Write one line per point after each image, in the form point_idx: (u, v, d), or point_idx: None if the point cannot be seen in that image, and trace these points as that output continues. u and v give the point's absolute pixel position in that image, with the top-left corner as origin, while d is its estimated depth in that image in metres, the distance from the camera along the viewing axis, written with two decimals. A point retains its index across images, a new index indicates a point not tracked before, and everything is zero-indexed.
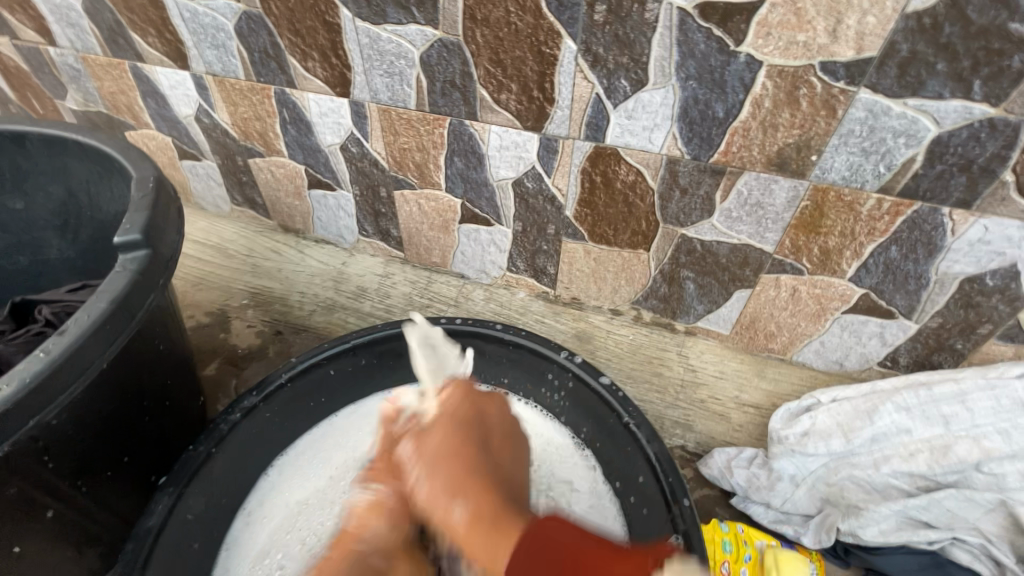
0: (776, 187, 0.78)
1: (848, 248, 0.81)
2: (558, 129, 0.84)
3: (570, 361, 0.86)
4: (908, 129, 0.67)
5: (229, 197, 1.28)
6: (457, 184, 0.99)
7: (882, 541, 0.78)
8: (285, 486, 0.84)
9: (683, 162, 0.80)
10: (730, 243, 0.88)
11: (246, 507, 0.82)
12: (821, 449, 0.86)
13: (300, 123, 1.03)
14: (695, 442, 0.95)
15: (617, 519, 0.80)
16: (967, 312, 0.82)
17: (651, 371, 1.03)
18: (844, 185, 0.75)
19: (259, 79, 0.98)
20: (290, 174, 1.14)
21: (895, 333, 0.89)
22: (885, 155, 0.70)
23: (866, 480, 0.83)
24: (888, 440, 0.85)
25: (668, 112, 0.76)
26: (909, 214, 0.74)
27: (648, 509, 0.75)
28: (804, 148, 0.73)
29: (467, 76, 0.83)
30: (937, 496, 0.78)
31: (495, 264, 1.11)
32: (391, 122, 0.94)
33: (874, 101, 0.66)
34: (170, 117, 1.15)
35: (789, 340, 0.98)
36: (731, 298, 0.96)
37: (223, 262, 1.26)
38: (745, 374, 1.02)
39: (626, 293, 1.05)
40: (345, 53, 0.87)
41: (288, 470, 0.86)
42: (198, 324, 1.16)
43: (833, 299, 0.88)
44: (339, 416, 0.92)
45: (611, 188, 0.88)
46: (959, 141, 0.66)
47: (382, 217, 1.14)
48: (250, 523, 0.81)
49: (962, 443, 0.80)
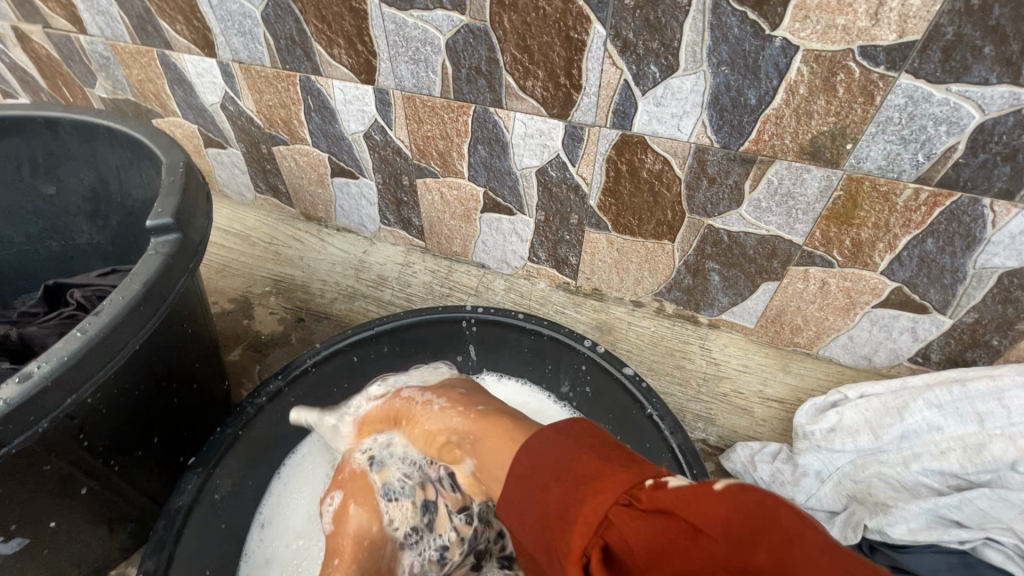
0: (808, 177, 0.76)
1: (881, 240, 0.79)
2: (584, 117, 0.83)
3: (594, 351, 0.85)
4: (951, 116, 0.65)
5: (253, 185, 1.30)
6: (480, 172, 0.99)
7: (910, 540, 0.75)
8: (289, 498, 0.83)
9: (712, 151, 0.79)
10: (758, 234, 0.86)
11: (260, 517, 0.81)
12: (849, 445, 0.85)
13: (324, 111, 1.03)
14: (718, 436, 0.95)
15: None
16: (1005, 308, 0.80)
17: (673, 364, 1.02)
18: (879, 176, 0.72)
19: (285, 66, 0.98)
20: (313, 162, 1.15)
21: (927, 329, 0.87)
22: (924, 143, 0.68)
23: (895, 478, 0.81)
24: (918, 437, 0.83)
25: (698, 99, 0.74)
26: (948, 206, 0.72)
27: None
28: (839, 137, 0.71)
29: (492, 63, 0.82)
30: (970, 495, 0.76)
31: (516, 254, 1.11)
32: (415, 109, 0.94)
33: (915, 88, 0.64)
34: (197, 106, 1.16)
35: (816, 335, 0.96)
36: (757, 290, 0.94)
37: (246, 250, 1.28)
38: (769, 369, 1.00)
39: (649, 284, 1.04)
40: (371, 40, 0.87)
41: (293, 480, 0.84)
42: (223, 311, 1.18)
43: (863, 293, 0.86)
44: None
45: (637, 177, 0.87)
46: (1004, 129, 0.64)
47: (403, 206, 1.14)
48: (263, 535, 0.80)
49: (997, 442, 0.78)
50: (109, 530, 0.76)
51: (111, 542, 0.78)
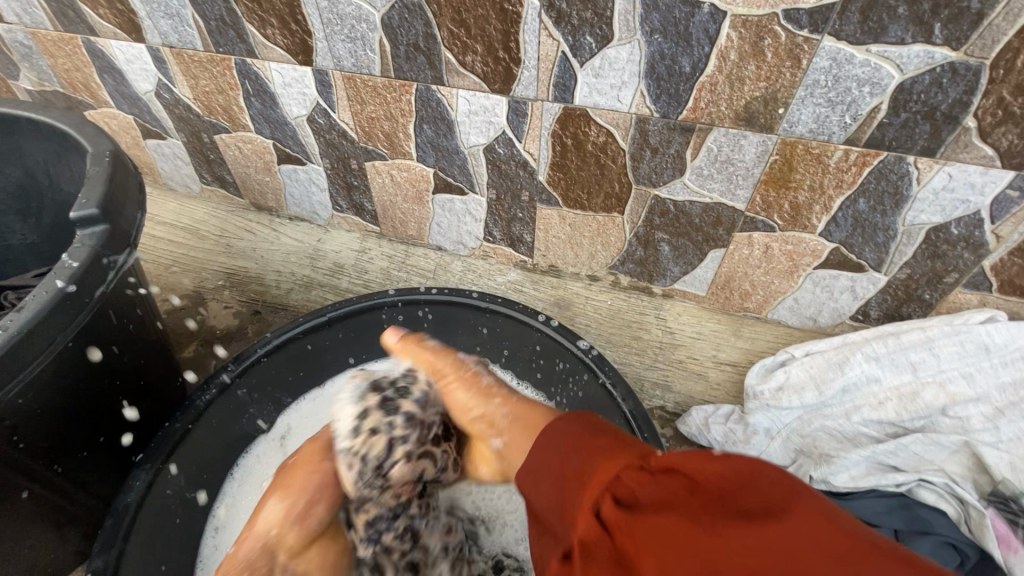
0: (746, 142, 0.77)
1: (817, 202, 0.81)
2: (526, 91, 0.82)
3: (548, 325, 0.86)
4: (872, 77, 0.67)
5: (198, 176, 1.25)
6: (429, 152, 0.98)
7: (852, 487, 0.79)
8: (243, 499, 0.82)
9: (652, 121, 0.80)
10: (703, 203, 0.88)
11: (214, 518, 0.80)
12: (795, 403, 0.88)
13: (263, 95, 1.00)
14: (675, 402, 0.97)
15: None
16: (933, 263, 0.83)
17: (630, 335, 1.04)
18: (812, 138, 0.74)
19: (219, 49, 0.95)
20: (258, 149, 1.12)
21: (865, 286, 0.90)
22: (850, 105, 0.70)
23: (838, 430, 0.85)
24: (858, 390, 0.87)
25: (635, 69, 0.75)
26: (876, 165, 0.74)
27: None
28: (771, 102, 0.72)
29: (430, 39, 0.81)
30: (904, 441, 0.81)
31: (471, 234, 1.11)
32: (357, 90, 0.92)
33: (838, 49, 0.65)
34: (130, 94, 1.11)
35: (764, 298, 0.99)
36: (706, 258, 0.97)
37: (195, 244, 1.24)
38: (722, 334, 1.03)
39: (603, 258, 1.05)
40: (304, 18, 0.85)
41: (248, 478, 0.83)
42: (174, 307, 1.14)
43: (805, 255, 0.89)
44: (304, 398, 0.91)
45: (582, 151, 0.87)
46: (922, 87, 0.66)
47: (355, 191, 1.12)
48: (218, 537, 0.79)
49: (929, 389, 0.83)
50: (59, 535, 0.74)
51: (63, 547, 0.76)
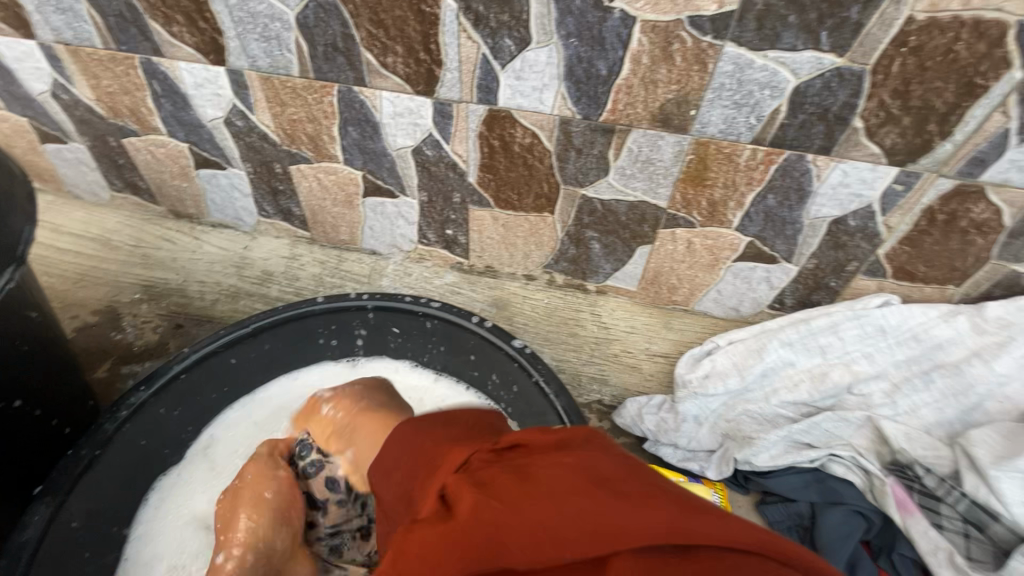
0: (663, 143, 0.81)
1: (732, 198, 0.86)
2: (450, 93, 0.82)
3: (481, 326, 0.87)
4: (771, 81, 0.71)
5: (107, 183, 1.17)
6: (356, 155, 0.96)
7: (772, 466, 0.85)
8: (152, 536, 0.73)
9: (575, 122, 0.81)
10: (628, 201, 0.91)
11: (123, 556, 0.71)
12: (719, 389, 0.93)
13: (174, 97, 0.94)
14: (611, 395, 1.00)
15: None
16: (836, 252, 0.90)
17: (567, 332, 1.06)
18: (722, 139, 0.78)
19: (121, 47, 0.89)
20: (173, 153, 1.05)
21: (780, 277, 0.96)
22: (754, 106, 0.74)
23: (757, 413, 0.91)
24: (775, 374, 0.92)
25: (554, 72, 0.76)
26: (780, 163, 0.79)
27: None
28: (683, 104, 0.76)
29: (349, 39, 0.79)
30: (816, 419, 0.87)
31: (406, 237, 1.09)
32: (275, 91, 0.89)
33: (739, 54, 0.69)
34: (22, 95, 1.02)
35: (690, 292, 1.03)
36: (634, 255, 1.00)
37: (107, 256, 1.15)
38: (654, 327, 1.07)
39: (537, 257, 1.06)
40: (213, 16, 0.81)
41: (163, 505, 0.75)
42: (84, 324, 1.07)
43: (724, 249, 0.94)
44: (232, 411, 0.84)
45: (509, 152, 0.88)
46: (815, 91, 0.71)
47: (280, 196, 1.08)
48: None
49: (837, 369, 0.89)
50: None
51: None
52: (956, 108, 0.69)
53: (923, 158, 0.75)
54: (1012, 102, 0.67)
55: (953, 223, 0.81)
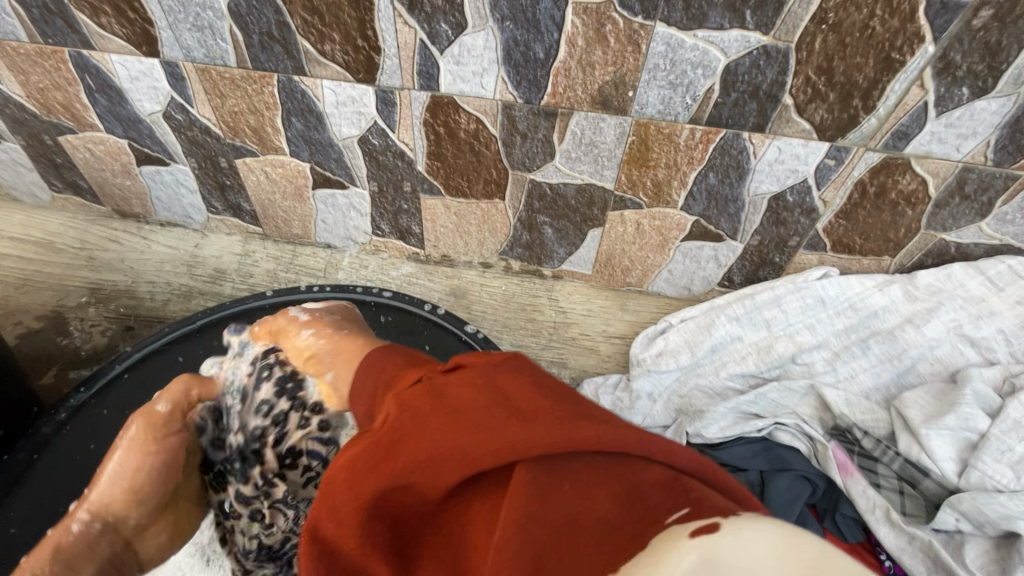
0: (604, 125, 0.82)
1: (675, 178, 0.88)
2: (391, 80, 0.82)
3: (434, 313, 0.88)
4: (702, 60, 0.72)
5: (46, 183, 1.13)
6: (302, 146, 0.94)
7: (723, 437, 0.87)
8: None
9: (517, 107, 0.82)
10: (576, 184, 0.92)
11: None
12: (672, 365, 0.95)
13: (108, 91, 0.91)
14: (570, 377, 1.02)
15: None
16: (778, 228, 0.93)
17: (525, 317, 1.07)
18: (661, 119, 0.80)
19: (47, 40, 0.86)
20: (112, 150, 1.02)
21: (726, 255, 0.99)
22: (689, 86, 0.76)
23: (708, 386, 0.93)
24: (724, 348, 0.95)
25: (493, 56, 0.76)
26: (718, 141, 0.81)
27: None
28: (620, 85, 0.77)
29: (284, 27, 0.78)
30: (762, 390, 0.90)
31: (360, 229, 1.08)
32: (213, 82, 0.87)
33: (670, 35, 0.71)
34: None
35: (643, 273, 1.05)
36: (587, 238, 1.01)
37: (50, 259, 1.12)
38: (610, 309, 1.09)
39: (492, 244, 1.06)
40: (141, 5, 0.78)
41: None
42: (29, 330, 1.03)
43: (672, 229, 0.96)
44: None
45: (456, 138, 0.88)
46: (745, 69, 0.73)
47: (228, 191, 1.06)
48: None
49: (781, 342, 0.92)
50: None
51: None
52: (877, 83, 0.72)
53: (851, 133, 0.77)
54: (928, 76, 0.70)
55: (883, 195, 0.85)
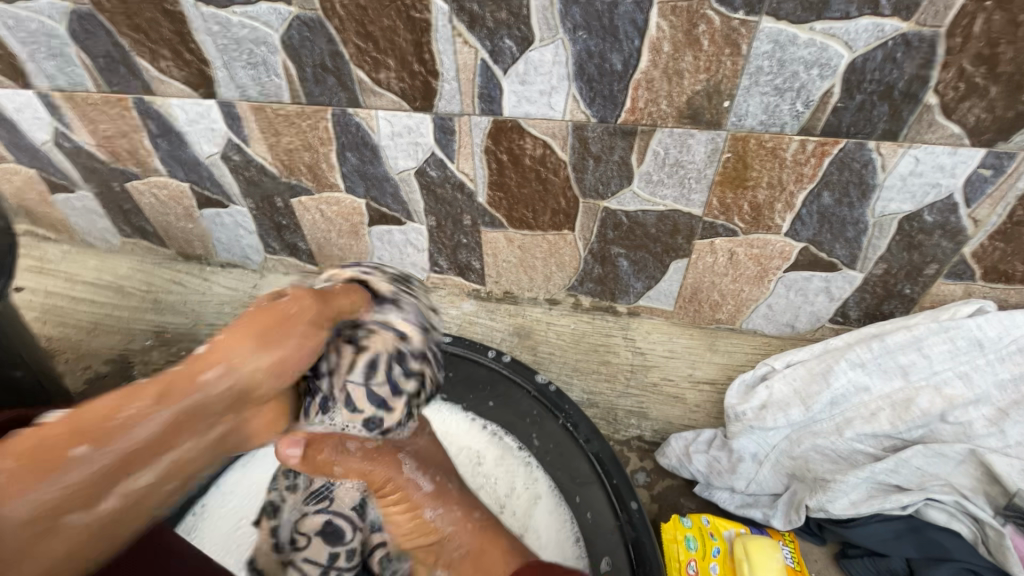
0: (693, 142, 0.70)
1: (779, 200, 0.74)
2: (450, 106, 0.75)
3: (499, 361, 0.78)
4: (820, 58, 0.60)
5: (117, 229, 1.15)
6: (357, 182, 0.89)
7: (854, 513, 0.71)
8: (205, 535, 0.74)
9: (590, 127, 0.72)
10: (657, 211, 0.80)
11: None
12: (780, 421, 0.80)
13: (170, 135, 0.91)
14: (653, 430, 0.90)
15: (574, 559, 0.64)
16: (911, 255, 0.76)
17: (598, 360, 0.95)
18: (763, 131, 0.68)
19: (112, 88, 0.86)
20: (174, 194, 1.02)
21: (841, 286, 0.83)
22: (800, 91, 0.63)
23: (830, 449, 0.77)
24: (847, 402, 0.78)
25: (563, 71, 0.68)
26: (836, 154, 0.68)
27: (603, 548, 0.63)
28: (714, 95, 0.66)
29: (337, 57, 0.73)
30: (904, 456, 0.72)
31: (417, 266, 1.02)
32: (269, 120, 0.83)
33: (779, 30, 0.59)
34: (28, 146, 1.01)
35: (736, 308, 0.91)
36: (668, 271, 0.88)
37: (119, 302, 1.12)
38: (696, 350, 0.94)
39: (560, 279, 0.96)
40: (197, 46, 0.76)
41: None
42: (96, 375, 1.02)
43: (773, 258, 0.82)
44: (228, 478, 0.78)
45: (520, 165, 0.79)
46: (875, 65, 0.59)
47: (285, 230, 1.03)
48: None
49: (925, 394, 0.74)
50: None
51: None
52: None
53: (1017, 135, 0.62)
54: None
55: None
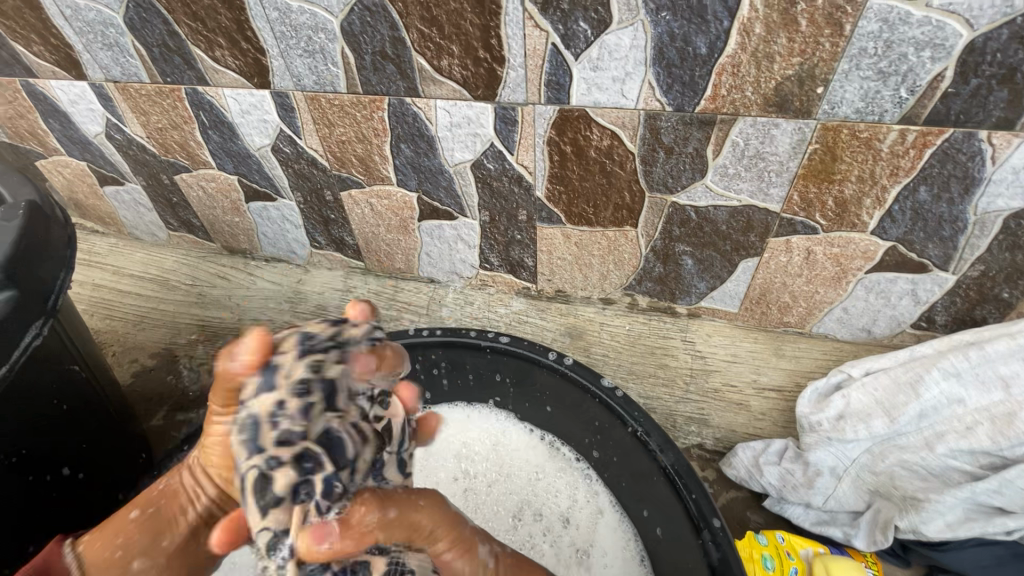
0: (778, 132, 0.65)
1: (868, 195, 0.69)
2: (514, 95, 0.71)
3: (561, 363, 0.74)
4: (933, 38, 0.55)
5: (164, 222, 1.14)
6: (410, 175, 0.86)
7: (950, 536, 0.66)
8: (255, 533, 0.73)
9: (665, 116, 0.68)
10: (730, 207, 0.75)
11: None
12: (861, 433, 0.74)
13: (221, 127, 0.89)
14: (714, 439, 0.84)
15: None
16: (1013, 256, 0.70)
17: (656, 363, 0.90)
18: (859, 120, 0.62)
19: (166, 79, 0.84)
20: (223, 187, 1.01)
21: (929, 289, 0.77)
22: (906, 76, 0.58)
23: (917, 465, 0.71)
24: (937, 415, 0.72)
25: (640, 56, 0.63)
26: (939, 145, 0.62)
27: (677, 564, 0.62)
28: (807, 80, 0.60)
29: (398, 44, 0.70)
30: (1007, 475, 0.66)
31: (466, 262, 0.98)
32: (322, 111, 0.81)
33: (889, 8, 0.54)
34: (80, 139, 1.01)
35: (807, 311, 0.86)
36: (736, 270, 0.83)
37: (165, 295, 1.12)
38: (761, 355, 0.89)
39: (617, 278, 0.92)
40: (254, 34, 0.74)
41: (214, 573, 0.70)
42: (143, 368, 1.02)
43: (855, 258, 0.76)
44: None
45: (584, 158, 0.75)
46: (998, 45, 0.54)
47: (332, 225, 1.01)
48: None
49: None
50: None
51: None
52: None
53: None
54: None
55: None
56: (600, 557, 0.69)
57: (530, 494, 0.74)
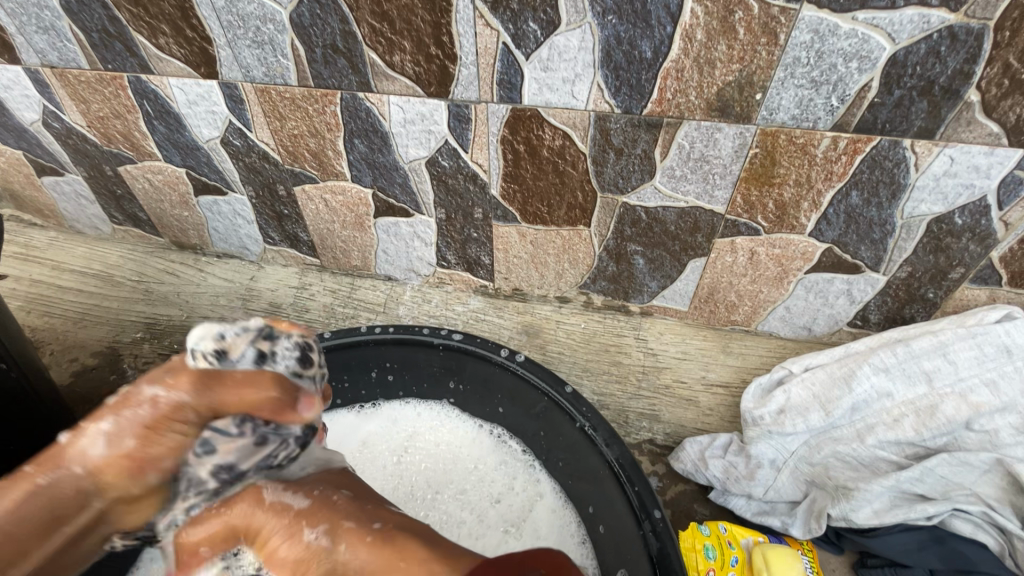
0: (720, 136, 0.68)
1: (805, 198, 0.72)
2: (466, 93, 0.71)
3: (513, 361, 0.74)
4: (860, 49, 0.58)
5: (108, 216, 1.10)
6: (364, 171, 0.85)
7: (877, 523, 0.69)
8: None
9: (614, 118, 0.69)
10: (678, 208, 0.78)
11: None
12: (800, 427, 0.78)
13: (167, 117, 0.86)
14: (665, 434, 0.86)
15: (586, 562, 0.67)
16: (936, 257, 0.74)
17: (609, 361, 0.92)
18: (795, 126, 0.65)
19: (106, 66, 0.81)
20: (170, 180, 0.97)
21: (863, 289, 0.81)
22: (836, 84, 0.61)
23: (851, 456, 0.75)
24: (868, 407, 0.77)
25: (589, 58, 0.65)
26: (868, 152, 0.65)
27: (616, 553, 0.64)
28: (746, 87, 0.63)
29: (349, 38, 0.69)
30: (929, 464, 0.70)
31: (423, 260, 0.98)
32: (273, 104, 0.79)
33: (819, 20, 0.56)
34: (14, 126, 0.96)
35: (753, 310, 0.89)
36: (686, 270, 0.86)
37: (108, 292, 1.07)
38: (710, 353, 0.92)
39: (572, 276, 0.93)
40: (200, 22, 0.72)
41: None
42: (83, 368, 0.97)
43: (795, 259, 0.79)
44: None
45: (537, 157, 0.76)
46: (917, 58, 0.57)
47: (286, 220, 0.99)
48: None
49: (950, 401, 0.73)
50: None
51: None
52: None
53: None
54: None
55: None
56: (532, 529, 0.71)
57: (469, 474, 0.76)
